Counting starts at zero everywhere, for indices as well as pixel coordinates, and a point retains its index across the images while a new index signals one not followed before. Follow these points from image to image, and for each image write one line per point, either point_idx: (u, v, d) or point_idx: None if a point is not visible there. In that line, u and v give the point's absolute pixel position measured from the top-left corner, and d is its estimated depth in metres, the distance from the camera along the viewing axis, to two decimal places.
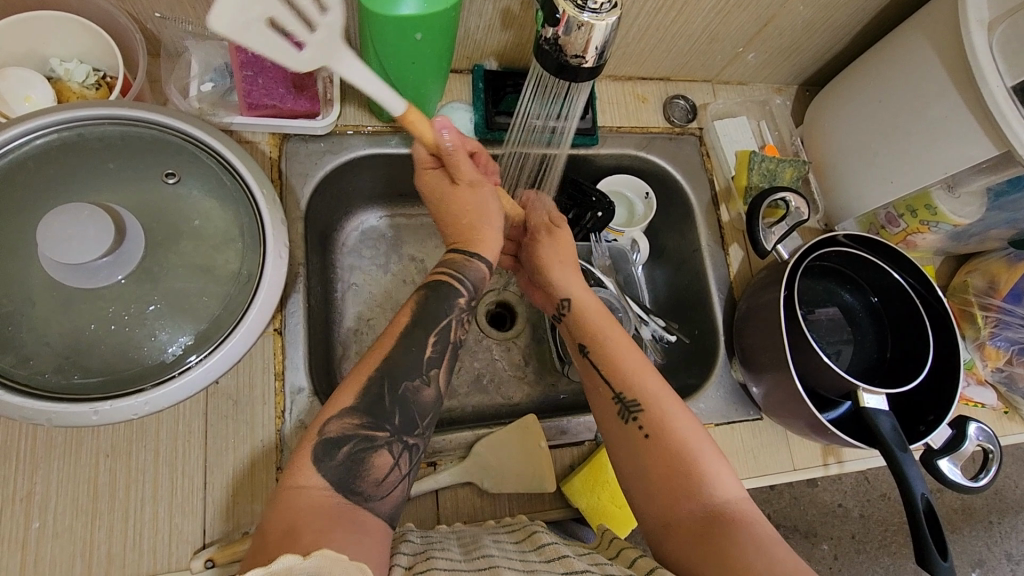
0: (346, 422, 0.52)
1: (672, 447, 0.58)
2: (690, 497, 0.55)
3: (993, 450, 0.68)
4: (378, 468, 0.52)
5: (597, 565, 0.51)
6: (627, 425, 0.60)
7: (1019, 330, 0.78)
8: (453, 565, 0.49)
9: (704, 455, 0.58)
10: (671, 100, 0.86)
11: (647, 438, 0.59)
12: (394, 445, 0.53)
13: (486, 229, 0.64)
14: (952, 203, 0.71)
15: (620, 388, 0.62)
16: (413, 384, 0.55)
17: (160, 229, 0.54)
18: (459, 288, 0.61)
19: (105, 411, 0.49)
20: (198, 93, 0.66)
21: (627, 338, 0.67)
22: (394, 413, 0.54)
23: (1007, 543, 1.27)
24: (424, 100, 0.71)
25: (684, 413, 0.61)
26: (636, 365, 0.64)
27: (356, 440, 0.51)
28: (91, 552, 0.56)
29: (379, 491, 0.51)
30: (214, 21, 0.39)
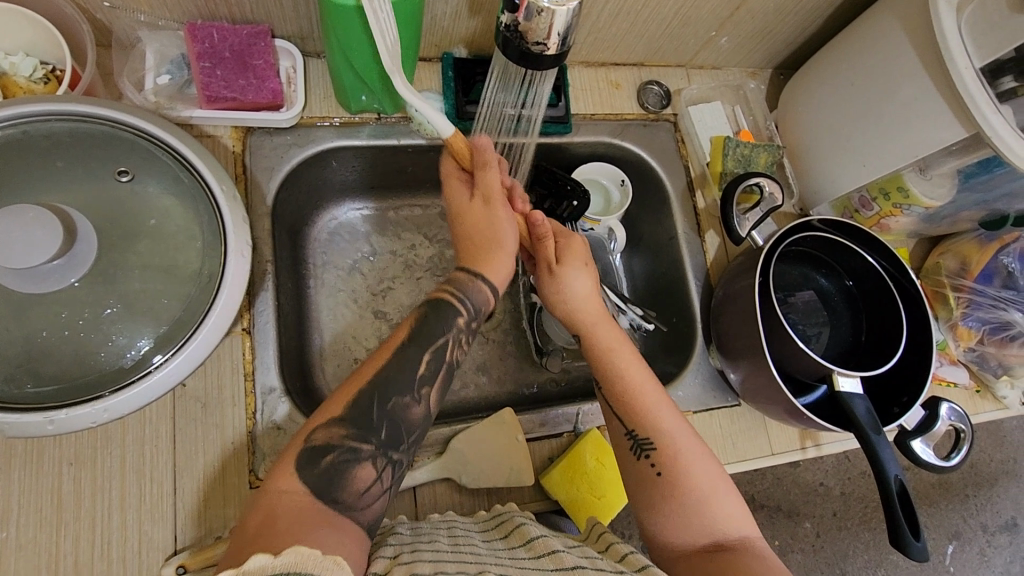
0: (334, 431, 0.51)
1: (684, 485, 0.57)
2: (693, 530, 0.56)
3: (965, 429, 0.69)
4: (360, 480, 0.50)
5: (587, 557, 0.50)
6: (638, 461, 0.59)
7: (989, 310, 0.80)
8: (439, 556, 0.49)
9: (714, 491, 0.58)
10: (645, 86, 0.85)
11: (658, 476, 0.58)
12: (379, 459, 0.52)
13: (494, 252, 0.62)
14: (924, 184, 0.72)
15: (632, 425, 0.61)
16: (405, 401, 0.54)
17: (116, 229, 0.52)
18: (459, 308, 0.60)
19: (61, 420, 0.47)
20: (154, 87, 0.64)
21: (645, 370, 0.64)
22: (382, 427, 0.52)
23: (982, 515, 1.31)
24: (395, 90, 0.69)
25: (696, 449, 0.60)
26: (652, 401, 0.62)
27: (342, 449, 0.50)
28: (57, 563, 0.54)
29: (361, 502, 0.50)
30: None
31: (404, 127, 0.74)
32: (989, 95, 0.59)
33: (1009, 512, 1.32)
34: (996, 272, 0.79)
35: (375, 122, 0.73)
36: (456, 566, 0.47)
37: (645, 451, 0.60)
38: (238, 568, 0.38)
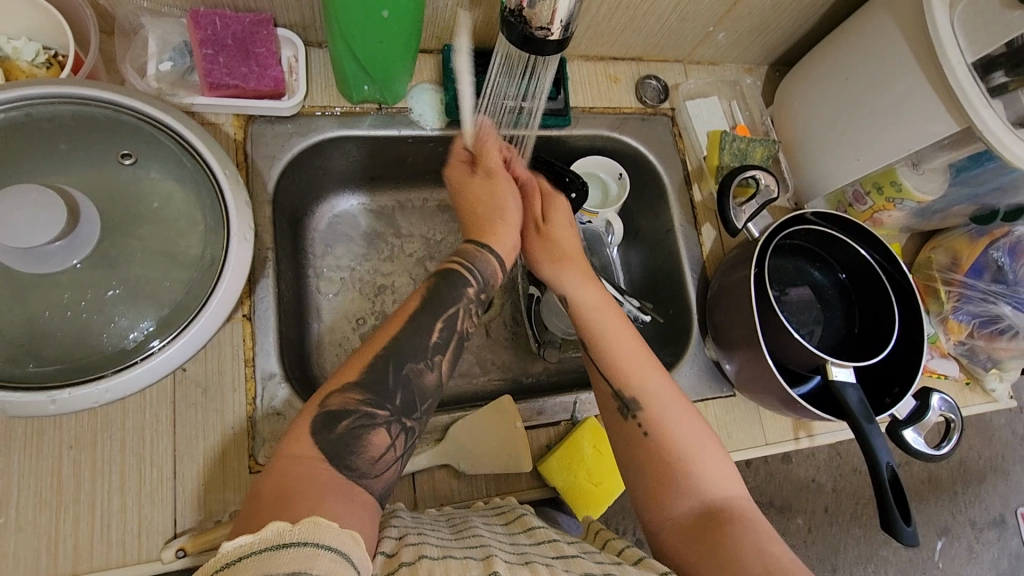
0: (348, 397, 0.52)
1: (672, 450, 0.58)
2: (684, 494, 0.56)
3: (956, 419, 0.70)
4: (374, 447, 0.51)
5: (585, 551, 0.51)
6: (626, 422, 0.60)
7: (980, 304, 0.81)
8: (444, 541, 0.50)
9: (703, 454, 0.58)
10: (644, 80, 0.86)
11: (646, 436, 0.59)
12: (393, 426, 0.52)
13: (499, 222, 0.66)
14: (917, 178, 0.73)
15: (619, 385, 0.62)
16: (418, 367, 0.55)
17: (118, 212, 0.52)
18: (467, 277, 0.61)
19: (63, 401, 0.47)
20: (156, 73, 0.64)
21: (630, 335, 0.65)
22: (396, 393, 0.53)
23: (971, 511, 1.32)
24: (394, 81, 0.70)
25: (683, 411, 0.61)
26: (639, 365, 0.63)
27: (357, 415, 0.51)
28: (56, 546, 0.54)
29: (373, 470, 0.50)
30: None
31: (405, 117, 0.74)
32: (980, 88, 0.60)
33: (998, 508, 1.34)
34: (987, 267, 0.80)
35: (377, 112, 0.74)
36: (462, 551, 0.48)
37: (632, 412, 0.61)
38: (256, 536, 0.39)
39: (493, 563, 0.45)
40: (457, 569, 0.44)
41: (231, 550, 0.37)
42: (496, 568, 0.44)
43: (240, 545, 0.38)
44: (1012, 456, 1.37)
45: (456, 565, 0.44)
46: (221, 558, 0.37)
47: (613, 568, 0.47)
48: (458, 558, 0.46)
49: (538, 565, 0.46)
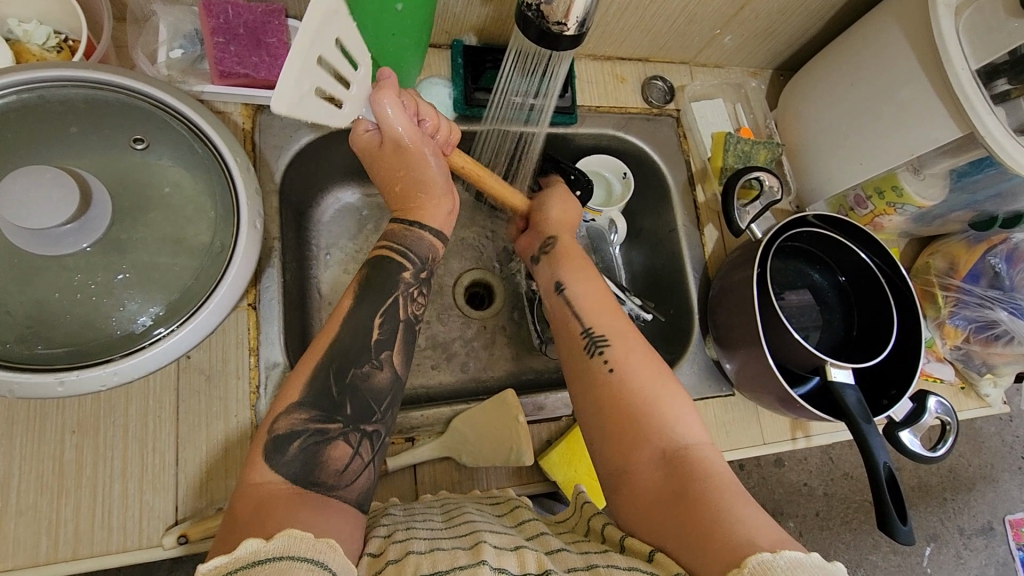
0: (296, 418, 0.52)
1: (632, 386, 0.60)
2: (646, 438, 0.56)
3: (951, 422, 0.71)
4: (337, 458, 0.52)
5: (571, 543, 0.51)
6: (592, 359, 0.63)
7: (977, 309, 0.82)
8: (433, 533, 0.49)
9: (666, 398, 0.59)
10: (650, 81, 0.87)
11: (609, 372, 0.61)
12: (351, 434, 0.53)
13: (425, 198, 0.64)
14: (918, 184, 0.74)
15: (589, 324, 0.65)
16: (364, 369, 0.56)
17: (128, 196, 0.52)
18: (405, 262, 0.62)
19: (71, 382, 0.47)
20: (167, 60, 0.64)
21: (599, 288, 0.69)
22: (345, 402, 0.54)
23: (960, 518, 1.34)
24: (404, 75, 0.70)
25: (648, 358, 0.63)
26: (612, 314, 0.67)
27: (308, 432, 0.52)
28: (57, 530, 0.54)
29: (343, 479, 0.51)
30: (279, 103, 0.45)
31: None
32: (984, 95, 0.61)
33: (986, 516, 1.35)
34: (983, 272, 0.82)
35: None
36: (451, 542, 0.47)
37: (599, 349, 0.63)
38: (231, 555, 0.39)
39: (482, 552, 0.44)
40: (445, 560, 0.43)
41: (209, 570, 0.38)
42: (484, 556, 0.43)
43: (217, 565, 0.38)
44: (1001, 464, 1.39)
45: (443, 557, 0.44)
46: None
47: (596, 557, 0.47)
48: (447, 549, 0.45)
49: (527, 554, 0.45)
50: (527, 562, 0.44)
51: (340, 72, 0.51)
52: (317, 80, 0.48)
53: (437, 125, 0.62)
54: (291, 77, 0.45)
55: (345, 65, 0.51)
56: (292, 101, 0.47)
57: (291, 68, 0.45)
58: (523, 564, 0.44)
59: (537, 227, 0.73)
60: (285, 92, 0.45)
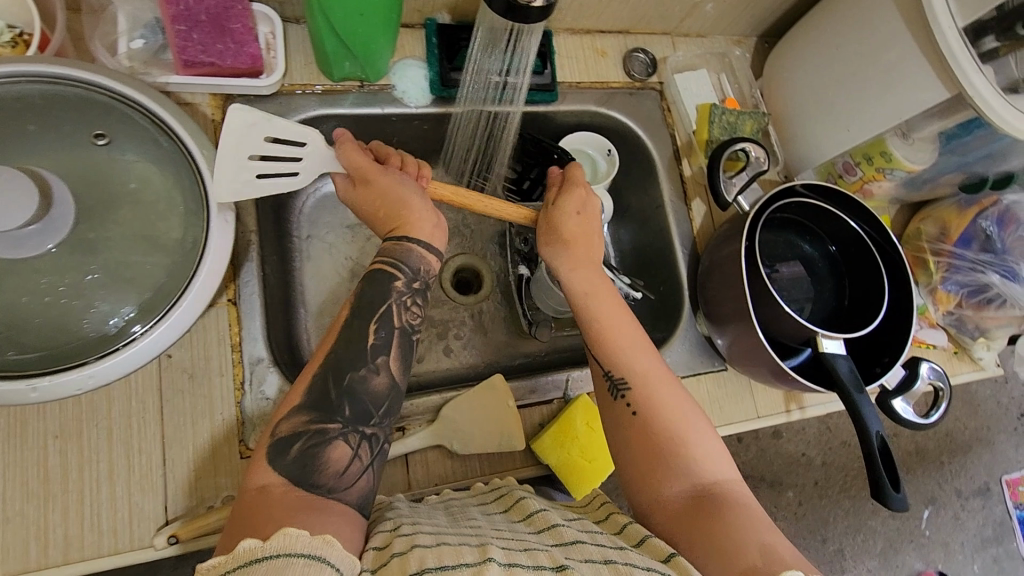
0: (296, 420, 0.51)
1: (658, 425, 0.57)
2: (673, 477, 0.55)
3: (944, 387, 0.71)
4: (336, 460, 0.50)
5: (587, 532, 0.50)
6: (616, 401, 0.60)
7: (969, 274, 0.82)
8: (438, 529, 0.49)
9: (692, 434, 0.57)
10: (631, 54, 0.84)
11: (634, 415, 0.58)
12: (350, 436, 0.52)
13: (410, 210, 0.61)
14: (906, 148, 0.72)
15: (608, 365, 0.61)
16: (361, 373, 0.54)
17: (94, 194, 0.51)
18: (398, 273, 0.59)
19: (45, 388, 0.46)
20: (128, 51, 0.62)
21: (617, 314, 0.64)
22: (344, 405, 0.52)
23: (957, 481, 1.35)
24: (377, 57, 0.68)
25: (671, 391, 0.60)
26: (632, 347, 0.62)
27: (307, 435, 0.50)
28: (46, 537, 0.53)
29: (341, 482, 0.50)
30: (218, 197, 0.51)
31: (388, 95, 0.73)
32: (971, 53, 0.60)
33: (983, 478, 1.36)
34: (975, 236, 0.81)
35: (358, 89, 0.72)
36: (457, 538, 0.47)
37: (621, 392, 0.60)
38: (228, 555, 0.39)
39: (489, 550, 0.44)
40: (451, 556, 0.42)
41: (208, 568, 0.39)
42: (492, 554, 0.43)
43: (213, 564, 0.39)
44: (997, 426, 1.39)
45: (448, 551, 0.43)
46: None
47: (613, 553, 0.46)
48: (452, 545, 0.45)
49: (537, 553, 0.45)
50: (540, 558, 0.44)
51: (286, 156, 0.54)
52: (257, 170, 0.53)
53: (404, 160, 0.64)
54: (225, 178, 0.51)
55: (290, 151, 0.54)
56: (214, 158, 0.53)
57: (222, 173, 0.51)
58: (535, 559, 0.43)
59: (549, 236, 0.66)
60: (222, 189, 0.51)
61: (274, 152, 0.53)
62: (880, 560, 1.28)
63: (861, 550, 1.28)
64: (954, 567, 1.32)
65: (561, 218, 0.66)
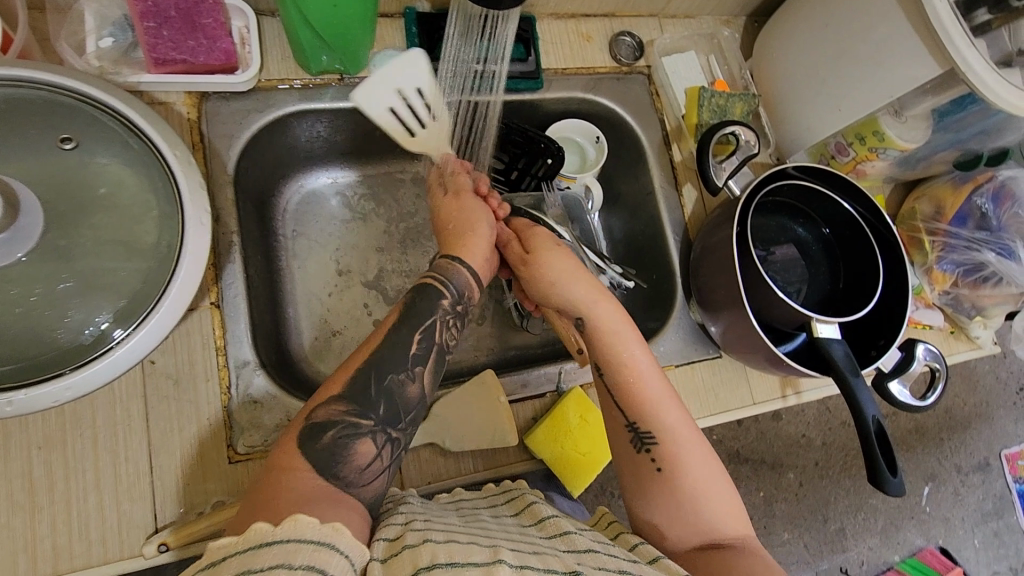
0: (334, 408, 0.50)
1: (683, 482, 0.56)
2: (690, 532, 0.55)
3: (940, 368, 0.70)
4: (361, 455, 0.49)
5: (599, 542, 0.50)
6: (638, 453, 0.58)
7: (964, 252, 0.80)
8: (450, 526, 0.48)
9: (713, 489, 0.57)
10: (618, 37, 0.82)
11: (658, 471, 0.57)
12: (379, 435, 0.51)
13: (469, 233, 0.63)
14: (899, 127, 0.71)
15: (634, 418, 0.59)
16: (399, 378, 0.54)
17: (64, 201, 0.50)
18: (444, 291, 0.59)
19: (20, 402, 0.45)
20: (96, 50, 0.60)
21: (642, 359, 0.61)
22: (379, 403, 0.52)
23: (957, 457, 1.35)
24: (354, 49, 0.66)
25: (694, 442, 0.59)
26: (658, 398, 0.59)
27: (342, 425, 0.50)
28: (34, 549, 0.53)
29: (361, 478, 0.49)
30: (358, 93, 0.58)
31: None
32: (964, 26, 0.58)
33: (982, 453, 1.36)
34: (970, 214, 0.80)
35: (338, 82, 0.71)
36: (468, 537, 0.46)
37: (645, 444, 0.58)
38: (240, 537, 0.38)
39: (500, 552, 0.43)
40: (461, 553, 0.42)
41: (221, 546, 0.38)
42: (502, 557, 0.42)
43: (226, 543, 0.38)
44: (996, 401, 1.39)
45: (460, 549, 0.42)
46: (214, 552, 0.37)
47: (627, 565, 0.47)
48: (463, 543, 0.44)
49: (548, 556, 0.45)
50: (551, 561, 0.44)
51: (416, 111, 0.60)
52: (394, 103, 0.59)
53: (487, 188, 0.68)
54: (374, 84, 0.58)
55: (422, 106, 0.60)
56: (357, 95, 0.58)
57: (376, 78, 0.57)
58: (547, 563, 0.43)
59: (557, 275, 0.62)
60: (366, 91, 0.58)
61: (416, 101, 0.60)
62: (881, 538, 1.29)
63: (861, 528, 1.28)
64: (955, 541, 1.32)
65: (541, 257, 0.63)
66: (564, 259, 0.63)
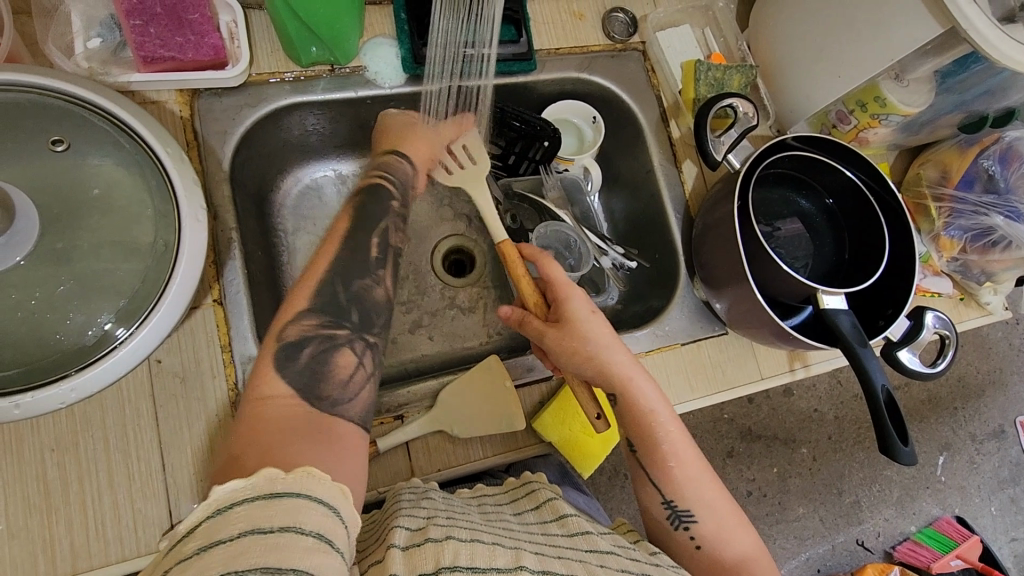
0: (305, 324, 0.53)
1: (724, 554, 0.58)
2: None
3: (950, 335, 0.69)
4: (342, 368, 0.52)
5: (617, 545, 0.52)
6: (676, 531, 0.59)
7: (972, 217, 0.79)
8: (473, 525, 0.48)
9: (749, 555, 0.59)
10: (610, 14, 0.81)
11: (697, 547, 0.59)
12: (356, 343, 0.55)
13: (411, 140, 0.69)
14: (900, 91, 0.70)
15: (671, 496, 0.59)
16: (365, 283, 0.59)
17: (57, 203, 0.50)
18: (387, 184, 0.67)
19: (27, 404, 0.46)
20: (85, 52, 0.60)
21: (681, 437, 0.61)
22: (352, 311, 0.56)
23: (971, 425, 1.34)
24: (343, 37, 0.66)
25: (730, 514, 0.60)
26: (693, 473, 0.60)
27: (319, 338, 0.53)
28: (53, 548, 0.53)
29: (346, 393, 0.51)
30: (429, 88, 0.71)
31: (360, 77, 0.71)
32: None
33: (997, 420, 1.35)
34: (977, 177, 0.79)
35: (330, 73, 0.70)
36: (491, 537, 0.46)
37: (684, 522, 0.59)
38: (248, 481, 0.37)
39: (522, 557, 0.43)
40: (484, 556, 0.42)
41: (225, 493, 0.36)
42: (525, 562, 0.43)
43: (233, 489, 0.36)
44: (1010, 367, 1.37)
45: (481, 550, 0.42)
46: (215, 500, 0.35)
47: (648, 568, 0.50)
48: (487, 543, 0.44)
49: (572, 561, 0.46)
50: (575, 567, 0.45)
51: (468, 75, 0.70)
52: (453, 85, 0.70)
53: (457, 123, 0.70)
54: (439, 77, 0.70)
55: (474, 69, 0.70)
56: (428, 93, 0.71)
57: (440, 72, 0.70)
58: (570, 568, 0.44)
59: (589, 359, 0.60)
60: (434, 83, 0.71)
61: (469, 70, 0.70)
62: (896, 509, 1.28)
63: (877, 500, 1.28)
64: (971, 510, 1.31)
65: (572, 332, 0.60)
66: (597, 339, 0.60)
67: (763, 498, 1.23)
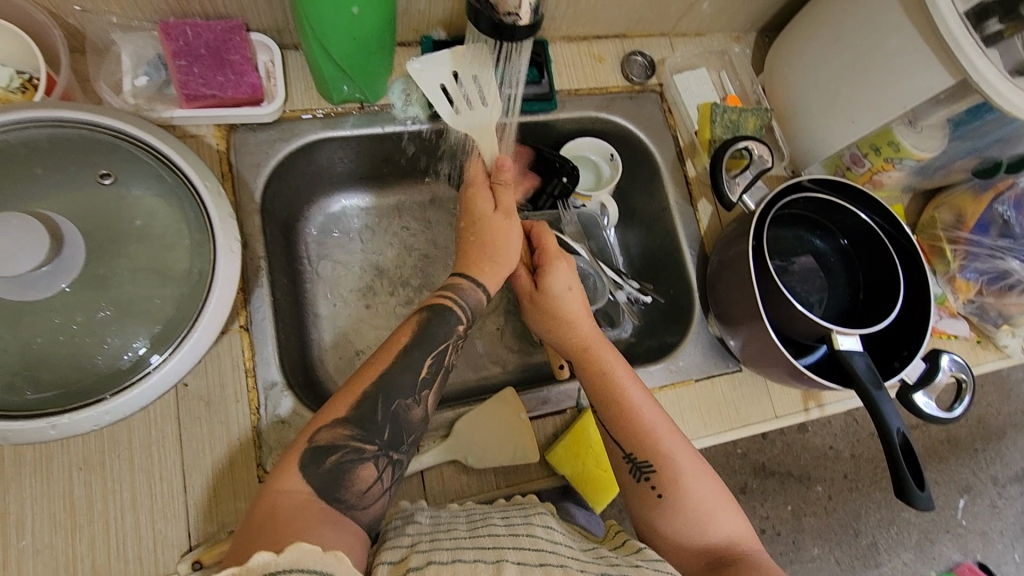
0: (338, 432, 0.52)
1: (685, 501, 0.59)
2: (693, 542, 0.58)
3: (967, 379, 0.70)
4: (362, 480, 0.51)
5: (597, 556, 0.52)
6: (638, 483, 0.60)
7: (988, 260, 0.79)
8: (458, 542, 0.48)
9: (712, 509, 0.59)
10: (629, 57, 0.84)
11: (658, 496, 0.59)
12: (381, 458, 0.53)
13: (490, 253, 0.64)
14: (914, 136, 0.71)
15: (632, 449, 0.61)
16: (407, 402, 0.55)
17: (101, 232, 0.52)
18: (456, 312, 0.61)
19: (63, 425, 0.48)
20: (132, 89, 0.64)
21: (642, 393, 0.63)
22: (385, 427, 0.54)
23: (993, 468, 1.31)
24: (374, 75, 0.69)
25: (692, 464, 0.60)
26: (655, 427, 0.62)
27: (346, 449, 0.51)
28: (75, 565, 0.55)
29: (361, 501, 0.51)
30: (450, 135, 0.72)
31: (388, 114, 0.74)
32: (974, 37, 0.59)
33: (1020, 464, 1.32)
34: (992, 222, 0.79)
35: (359, 110, 0.73)
36: (474, 553, 0.46)
37: (645, 473, 0.60)
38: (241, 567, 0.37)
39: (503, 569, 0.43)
40: None
41: None
42: None
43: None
44: None
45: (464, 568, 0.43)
46: None
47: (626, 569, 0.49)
48: (469, 562, 0.44)
49: (552, 568, 0.46)
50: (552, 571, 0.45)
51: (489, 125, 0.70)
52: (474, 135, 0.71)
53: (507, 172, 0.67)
54: None
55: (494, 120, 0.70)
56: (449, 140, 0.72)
57: None
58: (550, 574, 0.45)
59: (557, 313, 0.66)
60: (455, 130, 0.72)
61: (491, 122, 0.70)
62: (915, 552, 1.25)
63: (894, 543, 1.25)
64: (994, 556, 1.28)
65: (548, 286, 0.66)
66: (566, 298, 0.66)
67: (777, 537, 1.21)
